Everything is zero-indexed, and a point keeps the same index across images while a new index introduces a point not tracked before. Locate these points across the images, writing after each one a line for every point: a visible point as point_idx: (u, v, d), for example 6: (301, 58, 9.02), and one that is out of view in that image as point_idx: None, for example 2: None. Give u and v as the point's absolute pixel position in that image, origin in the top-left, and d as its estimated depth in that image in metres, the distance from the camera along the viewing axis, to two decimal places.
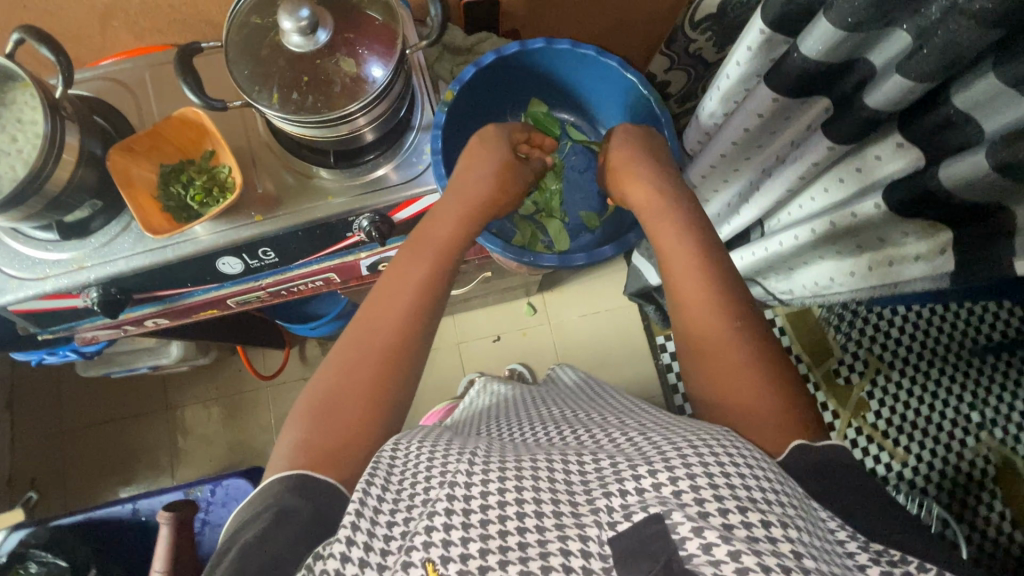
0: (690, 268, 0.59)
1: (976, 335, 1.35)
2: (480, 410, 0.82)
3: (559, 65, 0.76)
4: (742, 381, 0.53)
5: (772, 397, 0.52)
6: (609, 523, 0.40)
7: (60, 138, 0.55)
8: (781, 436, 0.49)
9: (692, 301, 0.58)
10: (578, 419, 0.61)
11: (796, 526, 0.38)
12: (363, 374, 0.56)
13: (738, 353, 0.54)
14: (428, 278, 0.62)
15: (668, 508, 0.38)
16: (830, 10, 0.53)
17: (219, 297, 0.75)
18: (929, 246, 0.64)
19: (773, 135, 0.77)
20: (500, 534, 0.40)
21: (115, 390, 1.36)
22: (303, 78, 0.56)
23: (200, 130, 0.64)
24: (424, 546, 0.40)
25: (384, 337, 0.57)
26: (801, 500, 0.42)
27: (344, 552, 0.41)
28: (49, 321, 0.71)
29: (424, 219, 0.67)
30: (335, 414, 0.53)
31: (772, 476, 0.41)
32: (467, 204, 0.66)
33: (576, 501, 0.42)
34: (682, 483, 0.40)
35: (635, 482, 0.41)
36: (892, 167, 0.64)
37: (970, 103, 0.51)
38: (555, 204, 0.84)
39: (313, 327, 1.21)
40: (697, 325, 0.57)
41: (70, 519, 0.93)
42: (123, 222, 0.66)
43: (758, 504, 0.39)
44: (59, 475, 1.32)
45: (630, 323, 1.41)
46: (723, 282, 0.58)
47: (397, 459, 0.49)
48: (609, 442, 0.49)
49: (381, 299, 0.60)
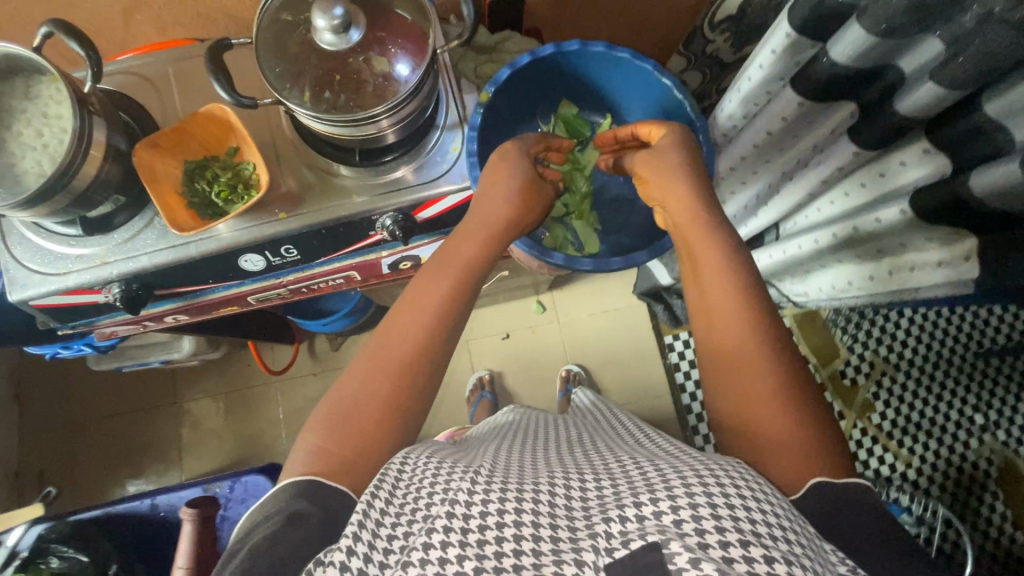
0: (727, 293, 0.54)
1: (980, 339, 1.35)
2: (505, 426, 0.82)
3: (593, 67, 0.76)
4: (774, 417, 0.50)
5: (804, 434, 0.49)
6: (607, 549, 0.38)
7: (88, 134, 0.55)
8: (802, 473, 0.48)
9: (723, 328, 0.54)
10: (597, 446, 0.60)
11: (800, 565, 0.36)
12: (379, 392, 0.55)
13: (768, 381, 0.51)
14: (448, 296, 0.60)
15: (666, 537, 0.37)
16: (863, 16, 0.53)
17: (240, 293, 0.75)
18: (953, 252, 0.63)
19: (795, 138, 0.76)
20: (494, 554, 0.39)
21: (124, 384, 1.36)
22: (334, 76, 0.56)
23: (226, 127, 0.64)
24: (420, 561, 0.40)
25: (399, 355, 0.56)
26: (811, 539, 0.40)
27: (343, 561, 0.41)
28: (68, 316, 0.71)
29: (449, 239, 0.65)
30: (352, 422, 0.54)
31: (779, 512, 0.39)
32: (486, 225, 0.64)
33: (575, 526, 0.41)
34: (682, 512, 0.38)
35: (635, 509, 0.39)
36: (920, 172, 0.63)
37: (1001, 111, 0.51)
38: (585, 206, 0.84)
39: (325, 323, 1.20)
40: (727, 354, 0.53)
41: (89, 513, 0.94)
42: (146, 217, 0.65)
43: (761, 539, 0.37)
44: (67, 468, 1.32)
45: (640, 323, 1.41)
46: (760, 309, 0.53)
47: (405, 472, 0.49)
48: (615, 468, 0.48)
49: (403, 312, 0.59)
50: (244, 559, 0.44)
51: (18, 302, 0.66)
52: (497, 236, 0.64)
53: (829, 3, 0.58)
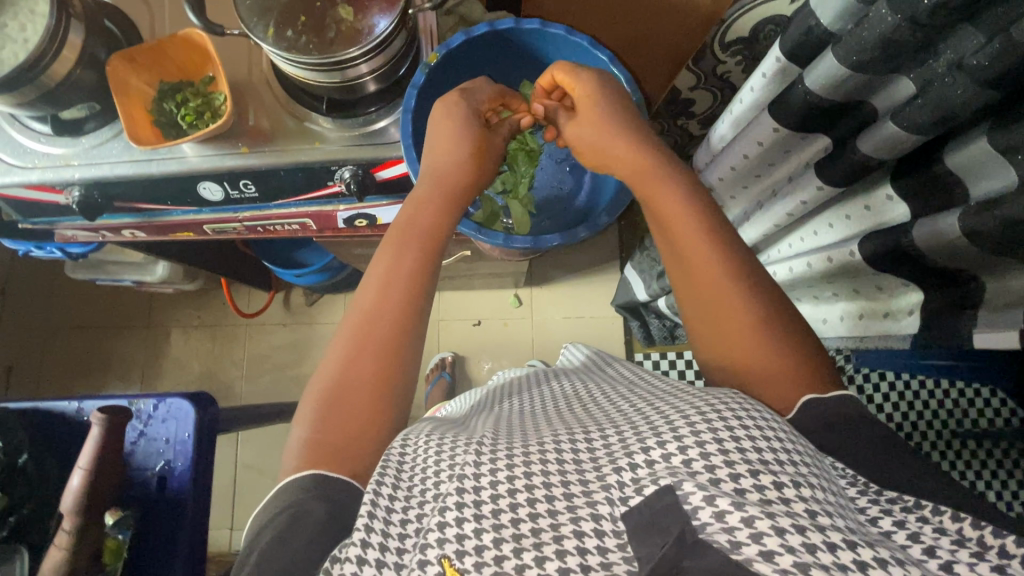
0: (707, 262, 0.52)
1: (964, 419, 1.22)
2: (491, 394, 0.82)
3: (554, 50, 0.77)
4: (769, 368, 0.47)
5: (796, 359, 0.48)
6: (621, 499, 0.37)
7: (62, 35, 0.57)
8: (792, 392, 0.46)
9: (717, 316, 0.51)
10: (591, 396, 0.58)
11: (809, 485, 0.35)
12: (363, 373, 0.52)
13: (748, 317, 0.49)
14: (418, 267, 0.57)
15: (678, 478, 0.36)
16: (838, 46, 0.51)
17: (197, 221, 0.76)
18: (902, 304, 0.64)
19: (772, 166, 0.74)
20: (511, 522, 0.37)
21: (104, 299, 1.40)
22: (299, 19, 0.58)
23: (203, 54, 0.66)
24: (438, 542, 0.36)
25: (381, 330, 0.53)
26: (815, 457, 0.39)
27: (361, 553, 0.38)
28: (31, 211, 0.73)
29: (400, 212, 0.62)
30: (338, 412, 0.50)
31: (782, 435, 0.38)
32: (443, 183, 0.63)
33: (586, 478, 0.40)
34: (691, 452, 0.37)
35: (645, 454, 0.39)
36: (880, 219, 0.61)
37: (960, 164, 0.49)
38: (523, 187, 0.82)
39: (298, 274, 1.22)
40: (728, 347, 0.50)
41: (16, 404, 0.75)
42: (116, 128, 0.67)
43: (770, 466, 0.36)
44: (35, 367, 1.36)
45: (613, 335, 1.40)
46: (742, 265, 0.51)
47: (407, 455, 0.46)
48: (618, 416, 0.46)
49: (373, 290, 0.56)
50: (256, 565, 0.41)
51: None
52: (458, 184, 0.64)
53: (815, 31, 0.57)
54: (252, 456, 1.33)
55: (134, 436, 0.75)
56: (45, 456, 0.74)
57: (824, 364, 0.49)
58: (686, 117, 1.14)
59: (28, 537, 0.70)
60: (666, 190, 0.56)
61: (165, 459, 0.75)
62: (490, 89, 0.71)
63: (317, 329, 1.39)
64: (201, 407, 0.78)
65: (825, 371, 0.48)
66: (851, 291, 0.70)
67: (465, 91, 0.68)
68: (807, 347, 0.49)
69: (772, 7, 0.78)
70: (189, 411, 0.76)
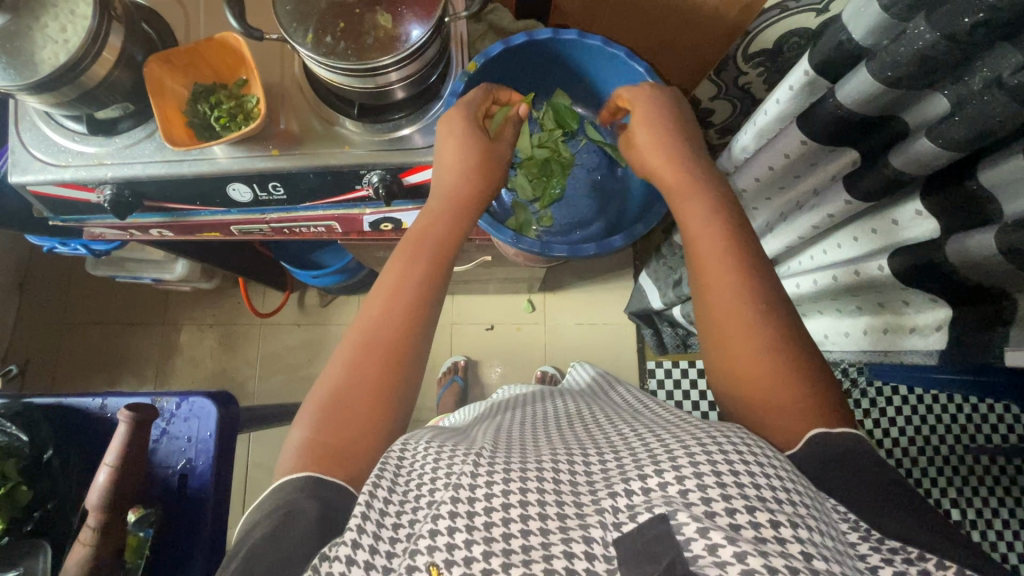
0: (726, 296, 0.51)
1: (974, 433, 1.23)
2: (499, 404, 0.84)
3: (589, 59, 0.78)
4: (775, 400, 0.47)
5: (800, 390, 0.47)
6: (614, 524, 0.37)
7: (103, 37, 0.59)
8: (801, 425, 0.46)
9: (742, 351, 0.49)
10: (596, 418, 0.59)
11: (806, 527, 0.34)
12: (369, 377, 0.51)
13: (760, 336, 0.49)
14: (425, 277, 0.57)
15: (673, 508, 0.36)
16: (872, 61, 0.51)
17: (224, 222, 0.77)
18: (928, 321, 0.64)
19: (797, 178, 0.74)
20: (502, 537, 0.37)
21: (119, 295, 1.41)
22: (340, 27, 0.60)
23: (237, 57, 0.68)
24: (427, 549, 0.37)
25: (387, 337, 0.53)
26: (815, 499, 0.38)
27: (350, 554, 0.38)
28: (63, 209, 0.75)
29: (418, 220, 0.63)
30: (343, 411, 0.50)
31: (783, 472, 0.38)
32: (454, 196, 0.63)
33: (581, 501, 0.39)
34: (687, 482, 0.37)
35: (641, 482, 0.38)
36: (910, 234, 0.61)
37: (996, 183, 0.49)
38: (550, 190, 0.83)
39: (314, 275, 1.22)
40: (745, 383, 0.49)
41: (42, 399, 0.77)
42: (148, 128, 0.68)
43: (768, 503, 0.35)
44: (51, 362, 1.37)
45: (627, 342, 1.40)
46: (757, 289, 0.51)
47: (405, 460, 0.45)
48: (618, 441, 0.46)
49: (377, 298, 0.56)
50: (244, 560, 0.41)
51: (18, 185, 0.69)
52: (470, 198, 0.63)
53: (847, 45, 0.56)
54: (265, 455, 1.34)
55: (157, 433, 0.76)
56: (70, 451, 0.75)
57: (835, 397, 0.48)
58: (705, 127, 1.15)
59: (53, 530, 0.72)
60: (693, 203, 0.57)
61: (187, 457, 0.75)
62: (476, 90, 0.67)
63: (330, 330, 1.39)
64: (224, 406, 0.78)
65: (838, 404, 0.47)
66: (876, 306, 0.72)
67: (467, 107, 0.65)
68: (812, 376, 0.48)
69: (797, 19, 0.78)
70: (212, 410, 0.77)
